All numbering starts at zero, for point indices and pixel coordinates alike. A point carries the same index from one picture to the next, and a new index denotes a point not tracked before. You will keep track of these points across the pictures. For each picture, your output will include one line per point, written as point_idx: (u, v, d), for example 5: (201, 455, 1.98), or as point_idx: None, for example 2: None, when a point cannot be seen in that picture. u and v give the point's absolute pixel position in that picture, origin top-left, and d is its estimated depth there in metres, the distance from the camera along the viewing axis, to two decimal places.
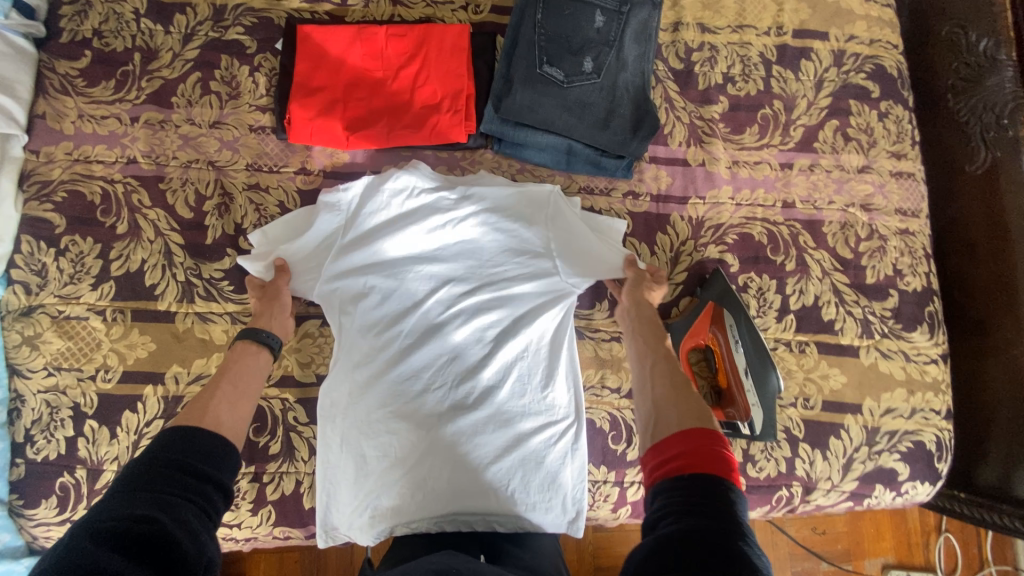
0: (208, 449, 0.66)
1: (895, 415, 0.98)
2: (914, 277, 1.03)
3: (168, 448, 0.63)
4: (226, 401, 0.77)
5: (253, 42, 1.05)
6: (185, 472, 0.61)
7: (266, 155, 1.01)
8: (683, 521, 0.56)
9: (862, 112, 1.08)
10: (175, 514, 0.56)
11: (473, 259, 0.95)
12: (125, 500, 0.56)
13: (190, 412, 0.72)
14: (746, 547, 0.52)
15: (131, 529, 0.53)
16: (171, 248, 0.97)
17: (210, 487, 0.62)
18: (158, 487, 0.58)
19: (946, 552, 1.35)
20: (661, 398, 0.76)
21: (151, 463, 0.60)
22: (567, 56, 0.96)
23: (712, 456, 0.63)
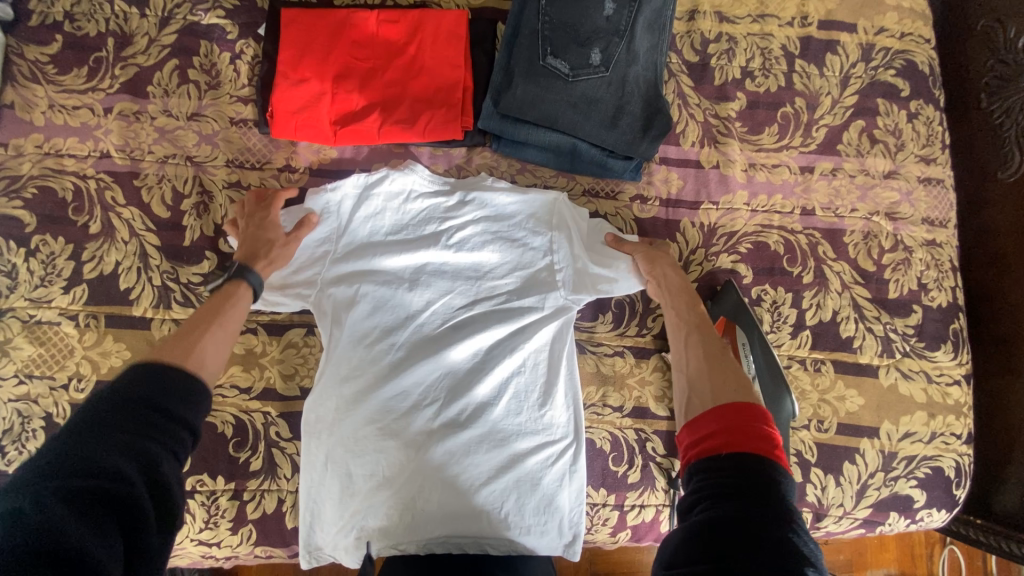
0: (181, 382, 0.59)
1: (914, 440, 0.92)
2: (939, 292, 0.96)
3: (131, 382, 0.55)
4: (213, 334, 0.70)
5: (235, 28, 0.97)
6: (147, 410, 0.54)
7: (248, 151, 0.94)
8: (720, 506, 0.53)
9: (890, 112, 1.00)
10: (134, 466, 0.50)
11: (469, 267, 0.89)
12: (93, 439, 0.50)
13: (173, 347, 0.65)
14: (795, 539, 0.49)
15: (82, 487, 0.46)
16: (147, 249, 0.91)
17: (181, 425, 0.56)
18: (115, 431, 0.51)
19: (949, 564, 1.31)
20: (694, 375, 0.74)
21: (105, 401, 0.53)
22: (573, 47, 0.88)
23: (753, 434, 0.59)
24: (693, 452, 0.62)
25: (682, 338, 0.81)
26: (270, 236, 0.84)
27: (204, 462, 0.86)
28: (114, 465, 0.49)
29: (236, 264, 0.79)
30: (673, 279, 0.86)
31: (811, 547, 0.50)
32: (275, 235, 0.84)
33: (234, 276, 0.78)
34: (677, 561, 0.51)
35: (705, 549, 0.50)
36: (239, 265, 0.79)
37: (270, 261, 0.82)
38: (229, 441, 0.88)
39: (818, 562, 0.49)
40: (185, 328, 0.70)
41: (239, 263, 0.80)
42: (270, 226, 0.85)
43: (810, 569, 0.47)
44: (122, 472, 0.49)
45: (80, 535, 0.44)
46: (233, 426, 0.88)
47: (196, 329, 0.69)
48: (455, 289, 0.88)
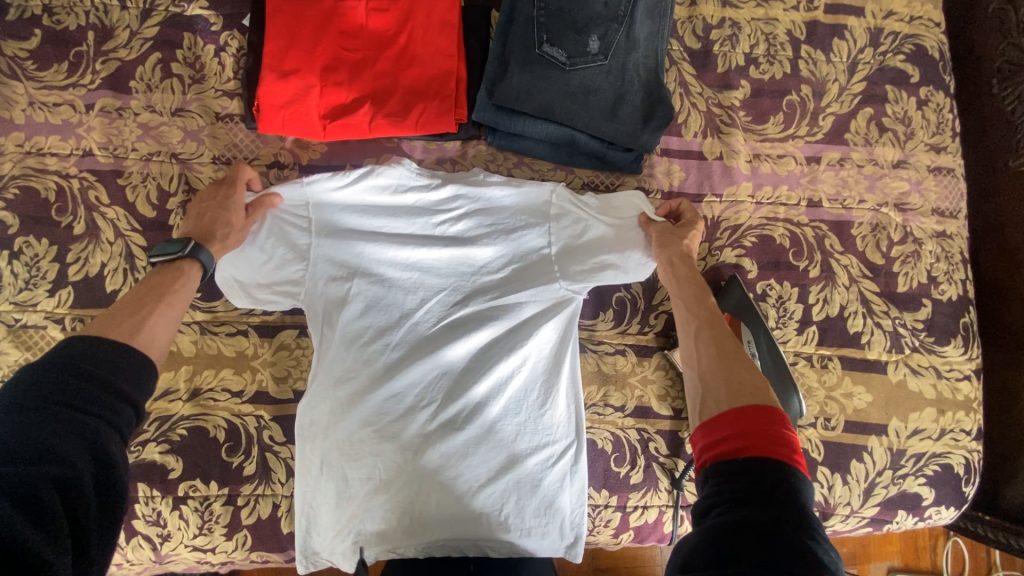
0: (128, 361, 0.59)
1: (923, 437, 0.90)
2: (950, 285, 0.94)
3: (66, 362, 0.55)
4: (163, 310, 0.68)
5: (219, 19, 0.94)
6: (85, 391, 0.54)
7: (236, 147, 0.91)
8: (737, 511, 0.51)
9: (899, 99, 0.96)
10: (75, 449, 0.50)
11: (465, 262, 0.86)
12: (32, 416, 0.50)
13: (118, 324, 0.64)
14: (815, 547, 0.47)
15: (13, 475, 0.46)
16: (133, 250, 0.88)
17: (123, 403, 0.56)
18: (54, 410, 0.51)
19: (953, 556, 1.29)
20: (708, 372, 0.69)
21: (39, 383, 0.52)
22: (570, 34, 0.85)
23: (772, 439, 0.56)
24: (709, 454, 0.59)
25: (691, 334, 0.76)
26: (228, 217, 0.81)
27: (196, 468, 0.84)
28: (51, 450, 0.49)
29: (190, 239, 0.75)
30: (682, 271, 0.82)
31: (831, 555, 0.48)
32: (233, 219, 0.81)
33: (189, 255, 0.75)
34: (691, 566, 0.49)
35: (726, 559, 0.47)
36: (195, 243, 0.75)
37: (227, 245, 0.79)
38: (221, 446, 0.85)
39: (837, 569, 0.48)
40: (129, 303, 0.68)
41: (195, 240, 0.76)
42: (229, 207, 0.82)
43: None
44: (61, 457, 0.49)
45: (18, 521, 0.44)
46: (225, 430, 0.86)
47: (145, 306, 0.68)
48: (451, 287, 0.86)
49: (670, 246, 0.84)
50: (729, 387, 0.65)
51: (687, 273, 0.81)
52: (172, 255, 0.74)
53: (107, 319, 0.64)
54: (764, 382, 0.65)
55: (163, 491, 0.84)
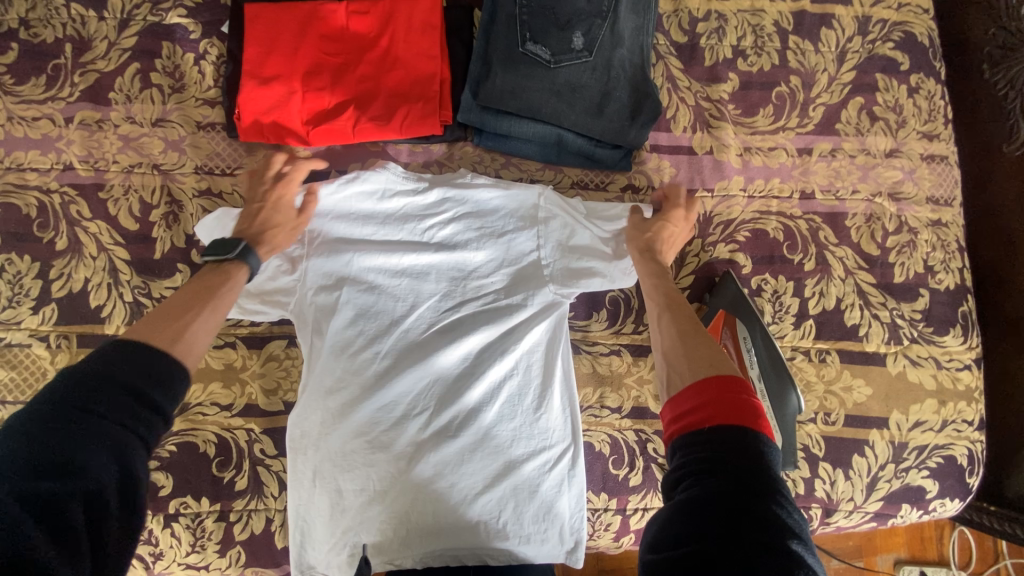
0: (158, 367, 0.56)
1: (925, 429, 0.89)
2: (947, 274, 0.92)
3: (98, 366, 0.53)
4: (207, 313, 0.66)
5: (198, 26, 0.92)
6: (117, 398, 0.52)
7: (218, 156, 0.90)
8: (703, 483, 0.50)
9: (889, 88, 0.95)
10: (101, 463, 0.49)
11: (454, 267, 0.85)
12: (61, 419, 0.50)
13: (159, 325, 0.62)
14: (780, 512, 0.46)
15: (34, 491, 0.45)
16: (116, 264, 0.87)
17: (150, 411, 0.54)
18: (84, 416, 0.50)
19: (960, 546, 1.28)
20: (670, 349, 0.68)
21: (69, 386, 0.51)
22: (553, 32, 0.83)
23: (738, 406, 0.55)
24: (678, 426, 0.58)
25: (655, 316, 0.75)
26: (277, 218, 0.81)
27: (187, 484, 0.83)
28: (77, 464, 0.48)
29: (241, 240, 0.74)
30: (648, 251, 0.82)
31: (799, 521, 0.48)
32: (283, 220, 0.81)
33: (234, 258, 0.73)
34: (659, 542, 0.48)
35: (694, 530, 0.46)
36: (244, 245, 0.74)
37: (274, 245, 0.79)
38: (212, 461, 0.84)
39: (803, 532, 0.47)
40: (173, 303, 0.66)
41: (244, 243, 0.75)
42: (278, 206, 0.81)
43: (795, 542, 0.45)
44: (85, 471, 0.48)
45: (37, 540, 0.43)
46: (216, 445, 0.84)
47: (187, 306, 0.66)
48: (441, 293, 0.84)
49: (637, 231, 0.84)
50: (691, 360, 0.63)
51: (650, 254, 0.81)
52: (220, 256, 0.72)
53: (151, 320, 0.62)
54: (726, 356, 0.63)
55: (154, 509, 0.82)
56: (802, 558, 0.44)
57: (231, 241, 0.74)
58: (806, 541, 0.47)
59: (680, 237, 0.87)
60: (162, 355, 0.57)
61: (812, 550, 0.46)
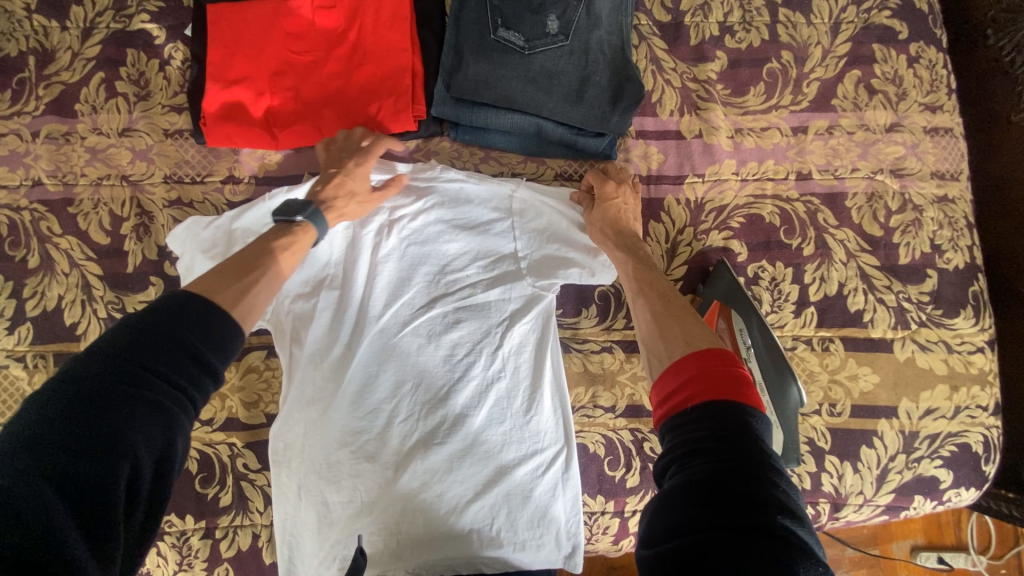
0: (214, 326, 0.54)
1: (937, 417, 0.85)
2: (955, 253, 0.88)
3: (157, 326, 0.52)
4: (270, 275, 0.65)
5: (161, 31, 0.89)
6: (167, 367, 0.50)
7: (187, 164, 0.87)
8: (689, 467, 0.46)
9: (888, 59, 0.90)
10: (145, 441, 0.47)
11: (432, 264, 0.83)
12: (119, 375, 0.48)
13: (223, 287, 0.59)
14: (774, 490, 0.43)
15: (72, 469, 0.43)
16: (89, 280, 0.84)
17: (203, 374, 0.53)
18: (144, 374, 0.49)
19: (979, 530, 1.23)
20: (646, 335, 0.65)
21: (127, 341, 0.50)
22: (526, 16, 0.79)
23: (726, 380, 0.52)
24: (664, 409, 0.54)
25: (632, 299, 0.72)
26: (350, 185, 0.77)
27: (172, 502, 0.81)
28: (125, 429, 0.46)
29: (310, 204, 0.72)
30: (611, 229, 0.80)
31: (788, 493, 0.44)
32: (356, 187, 0.77)
33: (300, 223, 0.71)
34: (651, 534, 0.45)
35: (683, 519, 0.43)
36: (313, 209, 0.72)
37: (341, 214, 0.76)
38: (196, 477, 0.82)
39: (800, 509, 0.44)
40: (239, 262, 0.64)
41: (313, 206, 0.72)
42: (353, 172, 0.78)
43: (791, 519, 0.42)
44: (132, 439, 0.46)
45: (70, 528, 0.41)
46: (199, 461, 0.82)
47: (254, 269, 0.63)
48: (422, 294, 0.82)
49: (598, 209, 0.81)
50: (667, 340, 0.60)
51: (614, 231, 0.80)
52: (288, 219, 0.70)
53: (216, 277, 0.60)
54: (704, 331, 0.60)
55: None
56: (793, 534, 0.40)
57: (297, 203, 0.72)
58: (798, 512, 0.43)
59: (637, 212, 0.84)
60: (218, 321, 0.55)
61: (806, 524, 0.43)
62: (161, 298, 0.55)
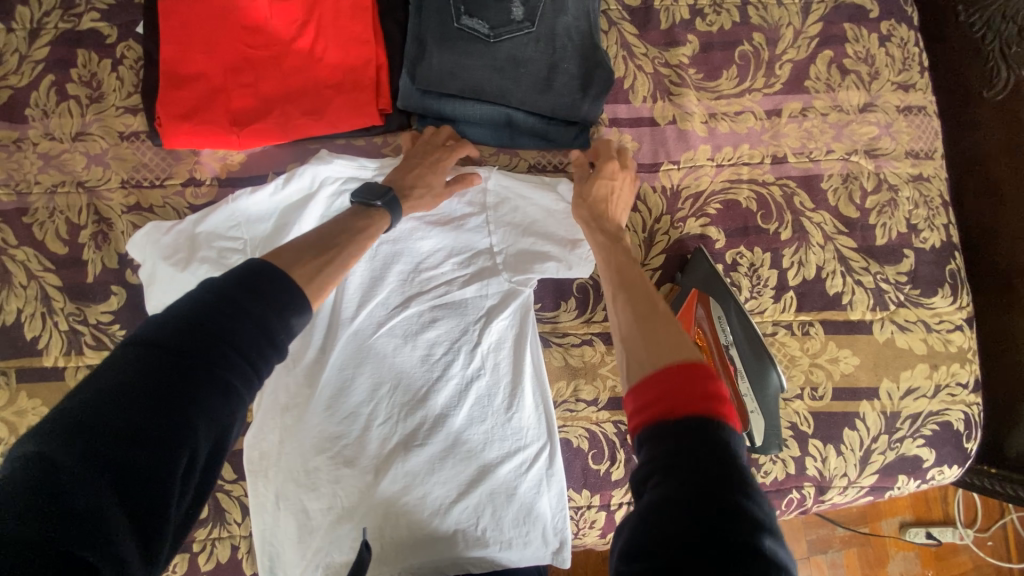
0: (287, 302, 0.51)
1: (917, 396, 0.85)
2: (931, 232, 0.87)
3: (237, 297, 0.49)
4: (345, 255, 0.63)
5: (112, 29, 0.85)
6: (234, 348, 0.47)
7: (145, 167, 0.84)
8: (674, 487, 0.43)
9: (859, 38, 0.89)
10: (208, 424, 0.44)
11: (404, 262, 0.81)
12: (192, 347, 0.45)
13: (302, 261, 0.57)
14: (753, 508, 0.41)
15: (128, 450, 0.40)
16: (48, 291, 0.81)
17: (272, 350, 0.50)
18: (218, 349, 0.46)
19: (965, 504, 1.24)
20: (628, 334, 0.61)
21: (209, 312, 0.47)
22: (490, 3, 0.77)
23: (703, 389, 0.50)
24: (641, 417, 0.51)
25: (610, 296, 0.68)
26: (429, 178, 0.78)
27: None
28: (191, 410, 0.43)
29: (389, 189, 0.72)
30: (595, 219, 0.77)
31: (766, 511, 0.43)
32: (434, 180, 0.78)
33: (379, 207, 0.70)
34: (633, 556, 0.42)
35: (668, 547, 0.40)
36: (392, 195, 0.72)
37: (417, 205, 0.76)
38: None
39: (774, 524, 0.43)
40: (317, 238, 0.62)
41: (392, 193, 0.72)
42: (434, 168, 0.78)
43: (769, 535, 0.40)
44: (195, 423, 0.43)
45: (120, 514, 0.39)
46: None
47: (327, 250, 0.61)
48: (396, 292, 0.80)
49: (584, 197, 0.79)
50: (652, 340, 0.57)
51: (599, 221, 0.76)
52: (368, 203, 0.70)
53: (295, 250, 0.59)
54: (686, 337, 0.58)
55: None
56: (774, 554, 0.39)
57: (379, 189, 0.72)
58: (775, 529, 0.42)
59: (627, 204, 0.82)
60: (286, 301, 0.51)
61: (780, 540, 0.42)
62: (230, 271, 0.51)
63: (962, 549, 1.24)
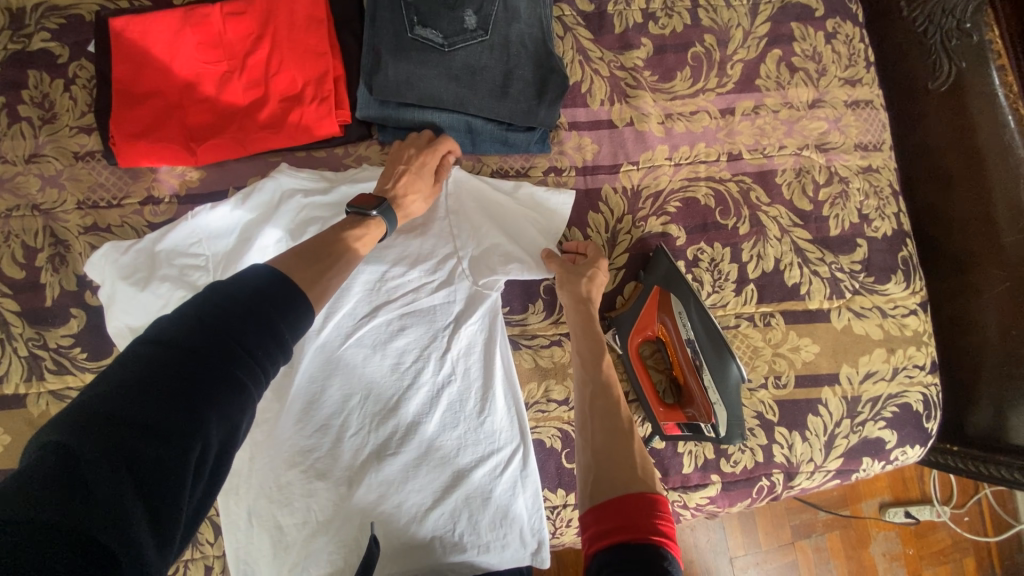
0: (293, 303, 0.50)
1: (877, 379, 0.88)
2: (883, 221, 0.91)
3: (244, 300, 0.47)
4: (343, 263, 0.62)
5: (64, 49, 0.84)
6: (247, 344, 0.45)
7: (102, 187, 0.83)
8: None
9: (806, 36, 0.92)
10: (221, 423, 0.42)
11: (370, 272, 0.81)
12: (203, 346, 0.43)
13: (302, 267, 0.56)
14: None
15: (141, 447, 0.38)
16: (5, 317, 0.79)
17: (279, 350, 0.48)
18: (229, 348, 0.44)
19: (941, 481, 1.28)
20: (601, 446, 0.62)
21: (219, 314, 0.45)
22: (443, 12, 0.79)
23: (656, 516, 0.52)
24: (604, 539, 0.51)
25: (584, 402, 0.70)
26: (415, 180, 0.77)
27: None
28: (203, 408, 0.41)
29: (384, 200, 0.71)
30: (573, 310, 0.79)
31: None
32: (423, 186, 0.77)
33: (374, 217, 0.70)
34: None
35: None
36: (386, 206, 0.71)
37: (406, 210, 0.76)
38: None
39: None
40: (315, 245, 0.61)
41: (387, 202, 0.72)
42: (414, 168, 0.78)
43: None
44: (207, 422, 0.41)
45: (137, 510, 0.36)
46: None
47: (327, 257, 0.60)
48: (361, 301, 0.80)
49: (568, 281, 0.79)
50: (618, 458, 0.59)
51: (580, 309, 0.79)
52: (364, 212, 0.69)
53: (295, 256, 0.57)
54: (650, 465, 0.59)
55: None
56: None
57: (374, 198, 0.71)
58: None
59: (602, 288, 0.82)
60: (297, 298, 0.50)
61: None
62: (245, 271, 0.50)
63: (940, 526, 1.27)
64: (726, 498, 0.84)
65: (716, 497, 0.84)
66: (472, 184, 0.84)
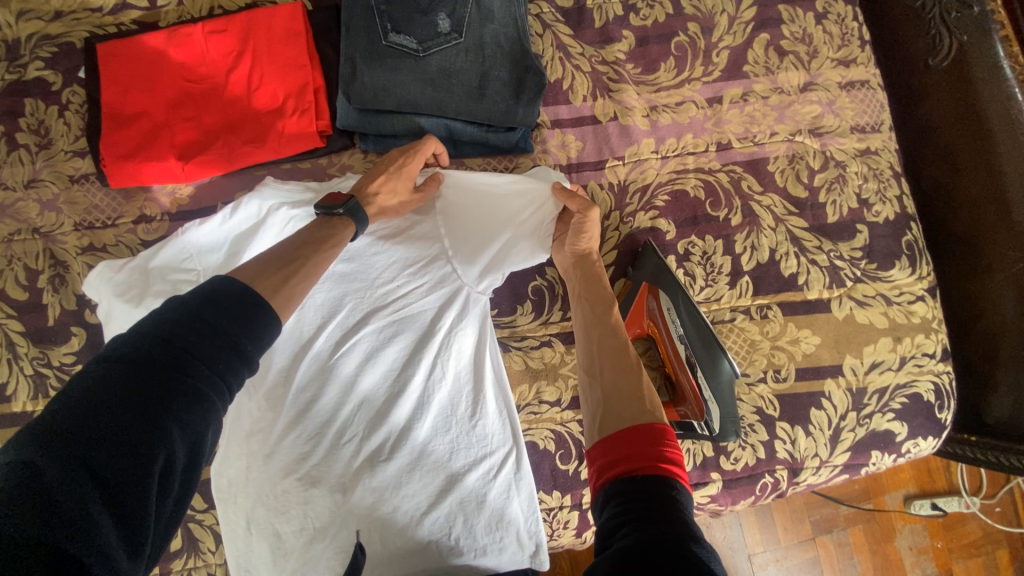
0: (251, 313, 0.50)
1: (883, 369, 0.84)
2: (884, 204, 0.87)
3: (202, 314, 0.47)
4: (310, 267, 0.62)
5: (57, 76, 0.87)
6: (206, 355, 0.46)
7: (97, 209, 0.85)
8: (638, 529, 0.43)
9: (795, 18, 0.90)
10: (183, 433, 0.43)
11: (357, 279, 0.81)
12: (163, 358, 0.44)
13: (265, 275, 0.56)
14: (698, 548, 0.41)
15: (103, 458, 0.39)
16: (11, 338, 0.82)
17: (241, 363, 0.48)
18: (188, 359, 0.45)
19: (970, 472, 1.22)
20: (608, 384, 0.62)
21: (177, 327, 0.45)
22: (416, 18, 0.79)
23: (659, 444, 0.51)
24: (613, 471, 0.51)
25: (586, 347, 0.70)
26: (395, 187, 0.78)
27: None
28: (165, 418, 0.42)
29: (352, 198, 0.72)
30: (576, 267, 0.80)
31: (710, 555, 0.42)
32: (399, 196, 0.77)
33: (341, 215, 0.70)
34: None
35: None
36: (353, 204, 0.71)
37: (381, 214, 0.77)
38: None
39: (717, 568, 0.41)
40: (278, 254, 0.61)
41: (354, 201, 0.72)
42: (397, 174, 0.78)
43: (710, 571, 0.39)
44: (168, 433, 0.42)
45: (104, 518, 0.37)
46: None
47: (292, 262, 0.61)
48: (348, 309, 0.81)
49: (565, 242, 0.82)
50: (620, 391, 0.60)
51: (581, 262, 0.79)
52: (332, 212, 0.70)
53: (260, 264, 0.57)
54: (655, 397, 0.59)
55: None
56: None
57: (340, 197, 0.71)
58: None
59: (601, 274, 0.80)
60: (260, 309, 0.51)
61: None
62: (206, 283, 0.50)
63: (969, 518, 1.22)
64: (729, 497, 0.82)
65: (717, 495, 0.82)
66: (452, 182, 0.83)
